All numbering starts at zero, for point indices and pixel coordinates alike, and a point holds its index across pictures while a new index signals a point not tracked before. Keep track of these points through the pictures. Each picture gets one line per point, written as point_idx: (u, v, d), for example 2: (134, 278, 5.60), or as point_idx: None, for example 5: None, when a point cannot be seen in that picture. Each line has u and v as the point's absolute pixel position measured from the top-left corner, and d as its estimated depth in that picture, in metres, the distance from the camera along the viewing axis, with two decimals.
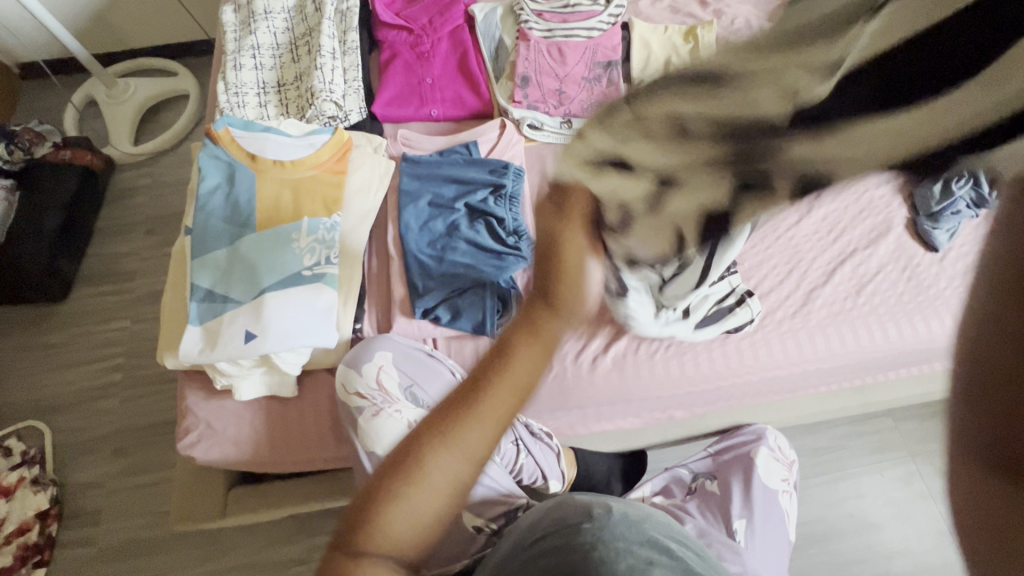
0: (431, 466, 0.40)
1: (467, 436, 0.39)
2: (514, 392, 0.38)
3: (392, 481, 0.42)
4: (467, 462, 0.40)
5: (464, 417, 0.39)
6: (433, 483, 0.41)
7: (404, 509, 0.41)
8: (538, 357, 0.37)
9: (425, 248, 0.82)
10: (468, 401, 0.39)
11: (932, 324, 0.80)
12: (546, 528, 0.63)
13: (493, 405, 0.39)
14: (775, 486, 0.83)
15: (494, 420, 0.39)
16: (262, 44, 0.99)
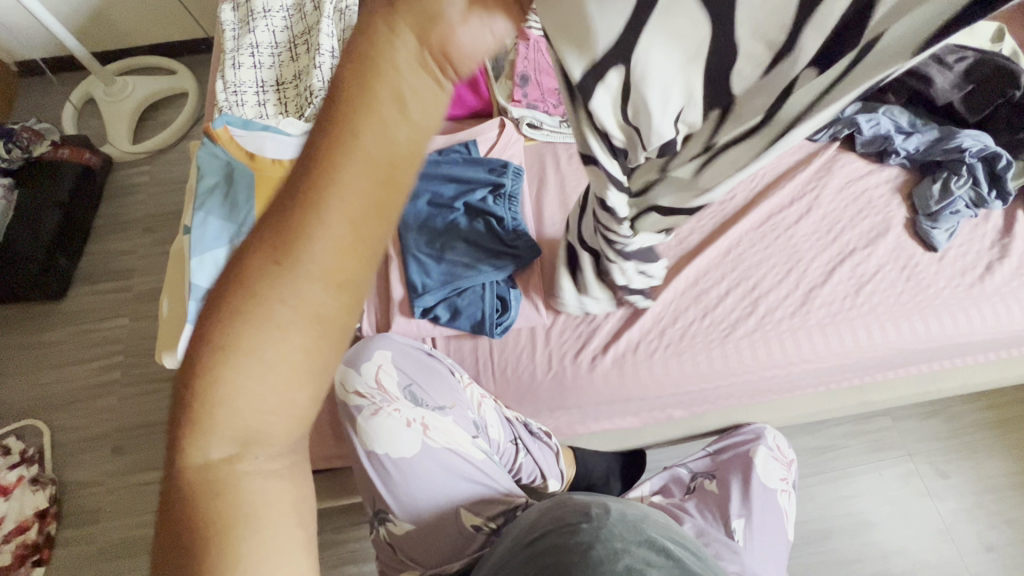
0: (272, 317, 0.27)
1: (314, 255, 0.27)
2: (368, 174, 0.27)
3: (213, 360, 0.28)
4: (328, 296, 0.27)
5: (299, 229, 0.27)
6: (273, 347, 0.27)
7: (247, 397, 0.28)
8: (389, 124, 0.27)
9: (424, 247, 0.82)
10: (283, 243, 0.27)
11: (930, 324, 0.80)
12: (544, 527, 0.63)
13: (339, 197, 0.27)
14: (774, 485, 0.83)
15: (351, 217, 0.27)
16: (261, 42, 0.98)
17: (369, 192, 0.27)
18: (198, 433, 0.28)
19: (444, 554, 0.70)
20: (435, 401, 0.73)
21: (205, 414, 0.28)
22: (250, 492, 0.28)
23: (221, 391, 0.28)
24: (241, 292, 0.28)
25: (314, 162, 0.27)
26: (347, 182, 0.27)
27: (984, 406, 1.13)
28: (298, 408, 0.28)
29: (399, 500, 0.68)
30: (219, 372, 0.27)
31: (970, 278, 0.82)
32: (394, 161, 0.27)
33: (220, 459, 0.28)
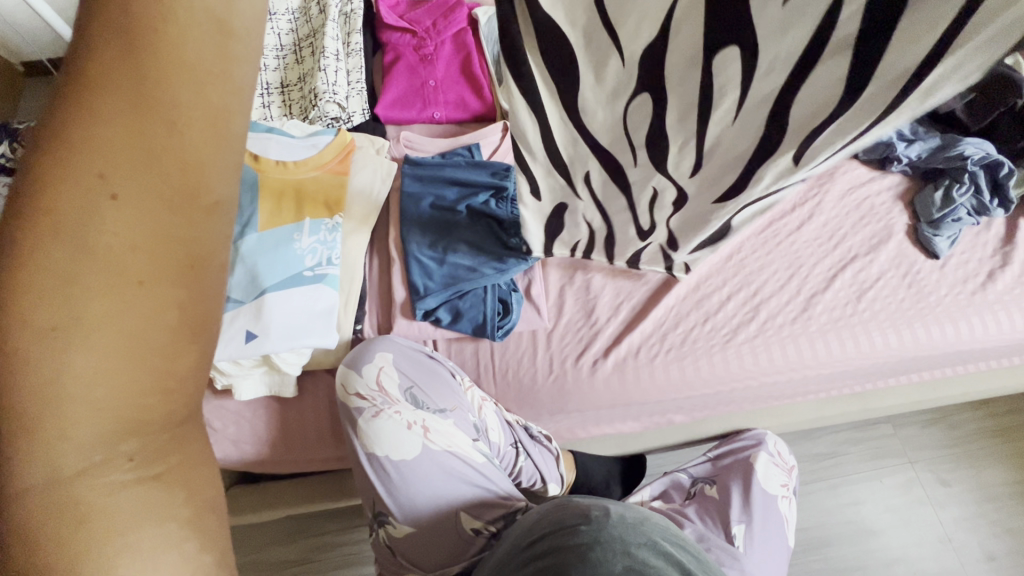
0: (115, 282, 0.24)
1: (153, 201, 0.25)
2: (184, 102, 0.25)
3: (38, 357, 0.24)
4: (180, 235, 0.25)
5: (122, 175, 0.25)
6: (117, 311, 0.24)
7: (88, 385, 0.24)
8: (181, 37, 0.25)
9: (427, 250, 0.82)
10: (104, 216, 0.24)
11: (932, 331, 0.80)
12: (544, 528, 0.63)
13: (159, 126, 0.25)
14: (774, 492, 0.83)
15: (181, 147, 0.25)
16: (267, 46, 0.99)
17: (190, 120, 0.25)
18: (29, 446, 0.25)
19: (445, 555, 0.70)
20: (435, 404, 0.73)
21: (38, 424, 0.25)
22: (117, 490, 0.26)
23: (50, 382, 0.24)
24: (53, 276, 0.24)
25: (110, 107, 0.24)
26: (169, 144, 0.25)
27: (985, 415, 1.13)
28: (156, 380, 0.26)
29: (400, 503, 0.68)
30: (34, 368, 0.24)
31: (971, 286, 0.82)
32: (205, 72, 0.25)
33: (78, 468, 0.25)
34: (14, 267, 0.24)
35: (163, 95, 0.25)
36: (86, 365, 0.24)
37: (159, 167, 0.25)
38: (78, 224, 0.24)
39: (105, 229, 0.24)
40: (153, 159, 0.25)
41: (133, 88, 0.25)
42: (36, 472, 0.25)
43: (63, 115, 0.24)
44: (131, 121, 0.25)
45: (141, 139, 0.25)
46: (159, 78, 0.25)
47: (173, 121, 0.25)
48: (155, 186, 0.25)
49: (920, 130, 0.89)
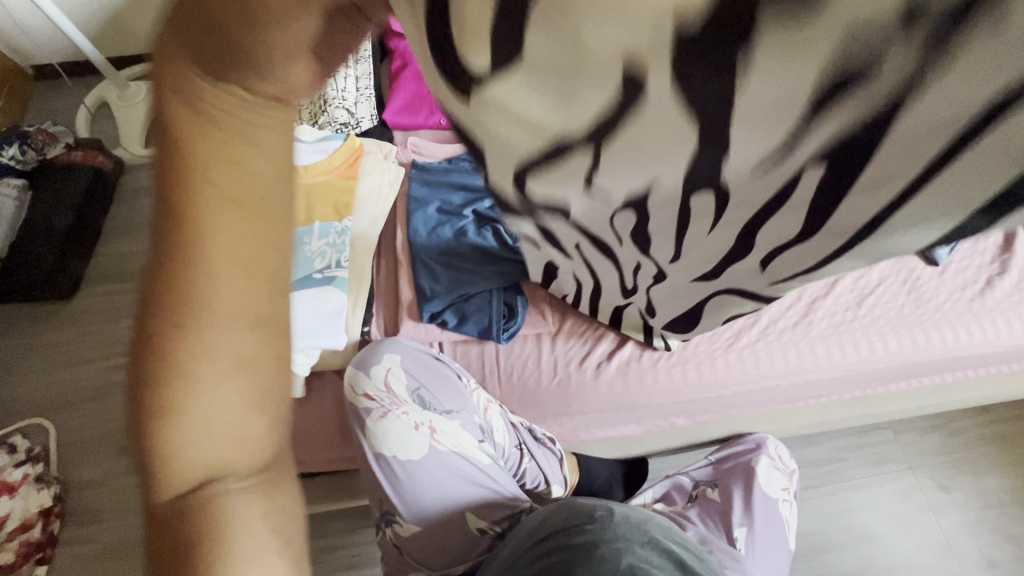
0: (209, 378, 0.25)
1: (232, 302, 0.24)
2: (256, 205, 0.24)
3: (153, 440, 0.26)
4: (248, 332, 0.25)
5: (203, 281, 0.24)
6: (204, 404, 0.25)
7: (194, 457, 0.26)
8: (242, 144, 0.23)
9: (432, 254, 0.83)
10: (193, 324, 0.24)
11: (931, 337, 0.81)
12: (550, 527, 0.64)
13: (215, 232, 0.23)
14: (775, 495, 0.84)
15: (241, 252, 0.24)
16: None
17: (263, 227, 0.24)
18: (162, 497, 0.27)
19: (451, 554, 0.71)
20: (443, 405, 0.74)
21: (164, 464, 0.26)
22: (236, 500, 0.27)
23: (169, 453, 0.26)
24: (158, 379, 0.25)
25: (186, 217, 0.23)
26: (248, 246, 0.24)
27: (986, 421, 1.14)
28: (250, 443, 0.27)
29: (407, 502, 0.69)
30: (153, 446, 0.26)
31: (970, 293, 0.83)
32: (276, 173, 0.24)
33: (186, 504, 0.26)
34: (138, 367, 0.25)
35: (241, 201, 0.24)
36: (188, 449, 0.26)
37: (238, 271, 0.24)
38: (171, 329, 0.24)
39: (194, 334, 0.24)
40: (234, 263, 0.24)
41: (205, 196, 0.23)
42: (164, 505, 0.27)
43: (160, 224, 0.24)
44: (213, 230, 0.24)
45: (218, 250, 0.24)
46: (231, 186, 0.23)
47: (250, 225, 0.24)
48: (235, 288, 0.24)
49: None
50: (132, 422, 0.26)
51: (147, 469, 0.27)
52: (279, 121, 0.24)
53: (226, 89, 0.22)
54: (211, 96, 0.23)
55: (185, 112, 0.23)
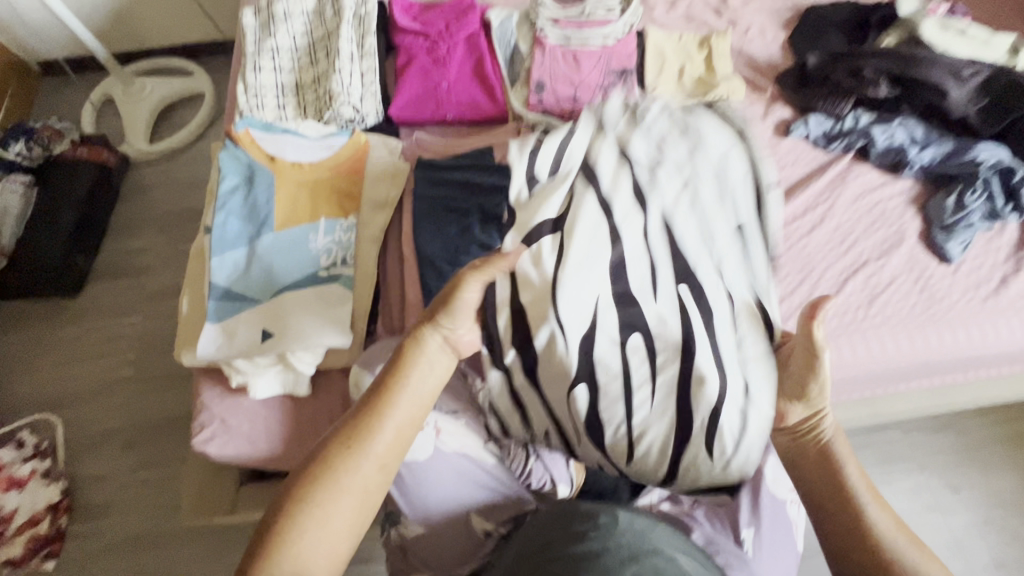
0: (363, 478, 0.53)
1: (387, 447, 0.55)
2: (412, 406, 0.57)
3: (314, 499, 0.51)
4: (371, 478, 0.53)
5: (380, 431, 0.55)
6: (337, 511, 0.51)
7: (328, 516, 0.51)
8: (418, 378, 0.58)
9: (439, 252, 0.82)
10: (368, 444, 0.54)
11: (944, 336, 0.80)
12: (554, 533, 0.63)
13: (386, 423, 0.55)
14: (784, 496, 0.82)
15: (390, 437, 0.55)
16: (281, 47, 0.99)
17: (410, 419, 0.57)
18: (287, 535, 0.49)
19: (456, 554, 0.70)
20: (447, 406, 0.74)
21: (307, 515, 0.50)
22: (329, 552, 0.50)
23: (317, 510, 0.51)
24: (335, 465, 0.52)
25: (385, 402, 0.56)
26: (400, 422, 0.56)
27: (996, 420, 1.12)
28: (357, 520, 0.53)
29: (410, 499, 0.70)
30: (309, 504, 0.51)
31: (984, 291, 0.83)
32: (424, 395, 0.58)
33: (306, 544, 0.49)
34: (326, 458, 0.53)
35: (408, 399, 0.57)
36: (327, 513, 0.51)
37: (393, 433, 0.55)
38: (353, 446, 0.53)
39: (364, 453, 0.53)
40: (395, 429, 0.56)
41: (394, 392, 0.57)
42: (288, 544, 0.49)
43: (367, 400, 0.56)
44: (392, 408, 0.56)
45: (389, 418, 0.55)
46: (407, 392, 0.57)
47: (403, 415, 0.56)
48: (390, 440, 0.55)
49: (931, 136, 0.91)
50: (300, 488, 0.51)
51: (286, 520, 0.50)
52: (435, 372, 0.60)
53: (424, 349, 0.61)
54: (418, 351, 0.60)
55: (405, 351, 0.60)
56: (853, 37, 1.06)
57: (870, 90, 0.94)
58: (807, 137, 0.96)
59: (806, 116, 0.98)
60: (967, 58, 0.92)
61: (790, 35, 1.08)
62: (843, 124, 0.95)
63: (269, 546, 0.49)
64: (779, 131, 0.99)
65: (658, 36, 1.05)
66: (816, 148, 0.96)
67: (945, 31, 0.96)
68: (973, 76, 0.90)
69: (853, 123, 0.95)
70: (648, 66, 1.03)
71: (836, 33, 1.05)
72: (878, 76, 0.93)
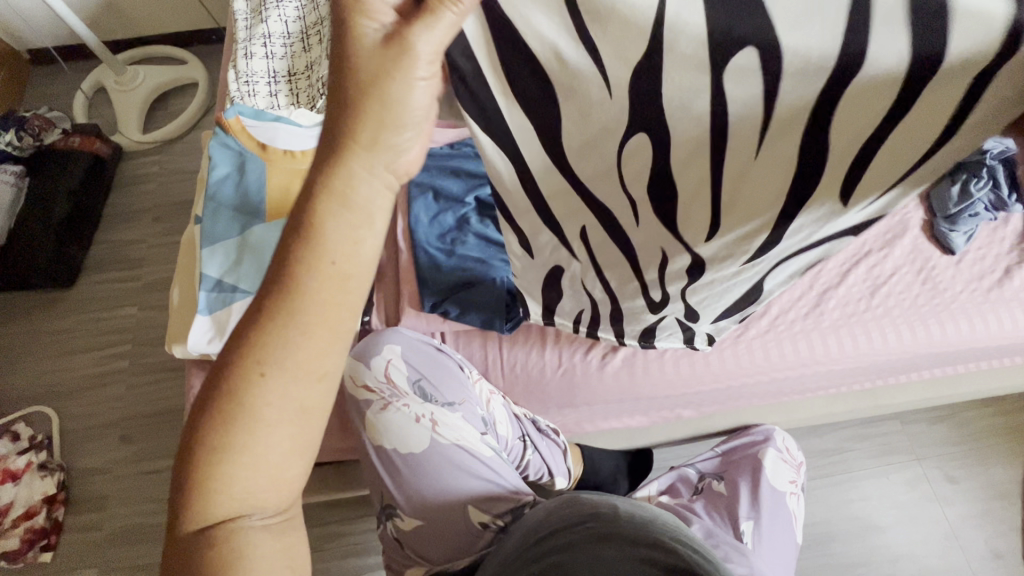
0: (282, 401, 0.38)
1: (308, 349, 0.37)
2: (331, 284, 0.37)
3: (221, 439, 0.37)
4: (302, 398, 0.38)
5: (289, 331, 0.37)
6: (266, 445, 0.38)
7: (248, 459, 0.38)
8: (344, 234, 0.36)
9: (436, 241, 0.82)
10: (274, 348, 0.37)
11: (947, 328, 0.79)
12: (552, 526, 0.63)
13: (302, 328, 0.37)
14: (783, 488, 0.82)
15: (313, 342, 0.37)
16: (273, 33, 0.97)
17: (334, 299, 0.37)
18: (207, 485, 0.38)
19: (452, 548, 0.69)
20: (445, 397, 0.72)
21: (217, 463, 0.38)
22: (263, 498, 0.39)
23: (233, 452, 0.37)
24: (235, 389, 0.37)
25: (288, 287, 0.36)
26: (319, 304, 0.37)
27: (996, 413, 1.12)
28: (291, 453, 0.39)
29: (408, 494, 0.68)
30: (217, 444, 0.37)
31: (987, 283, 0.81)
32: (349, 264, 0.37)
33: (231, 495, 0.38)
34: (222, 379, 0.37)
35: (329, 267, 0.36)
36: (250, 452, 0.38)
37: (316, 323, 0.37)
38: (253, 357, 0.37)
39: (271, 358, 0.37)
40: (318, 320, 0.37)
41: (304, 262, 0.36)
42: (217, 494, 0.38)
43: (275, 281, 0.37)
44: (309, 288, 0.37)
45: (302, 298, 0.36)
46: (323, 255, 0.36)
47: (326, 294, 0.37)
48: (308, 341, 0.37)
49: None
50: (202, 427, 0.38)
51: (196, 466, 0.38)
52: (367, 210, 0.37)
53: (353, 175, 0.36)
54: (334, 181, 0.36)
55: (312, 184, 0.36)
56: None
57: None
58: None
59: None
60: None
61: None
62: None
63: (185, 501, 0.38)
64: None
65: None
66: None
67: None
68: None
69: None
70: None
71: None
72: None
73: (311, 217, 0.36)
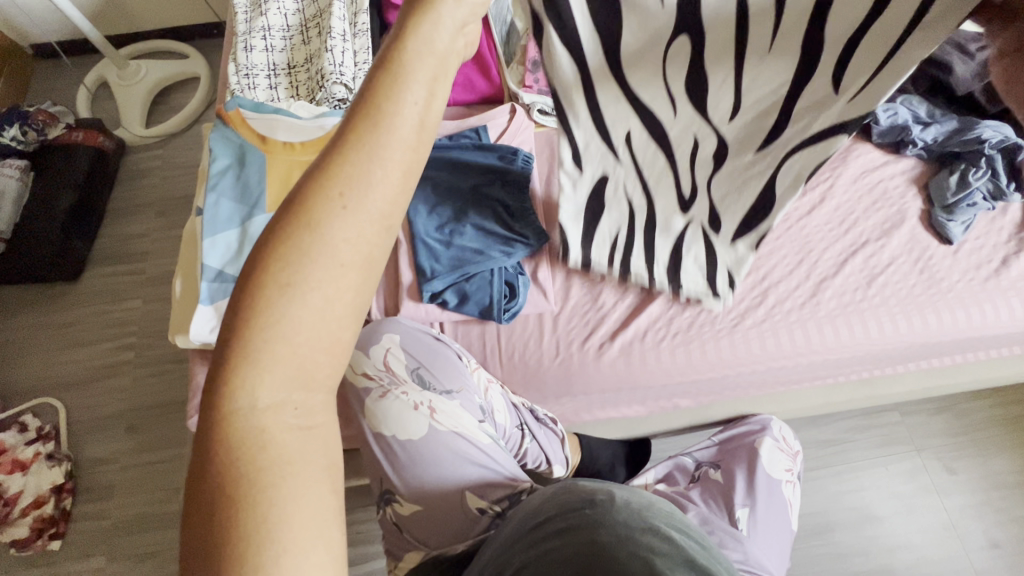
0: (344, 256, 0.32)
1: (379, 197, 0.32)
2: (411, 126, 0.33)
3: (271, 291, 0.31)
4: (376, 245, 0.33)
5: (360, 172, 0.32)
6: (331, 291, 0.32)
7: (299, 319, 0.31)
8: (428, 76, 0.34)
9: (433, 230, 0.83)
10: (343, 190, 0.32)
11: (943, 317, 0.79)
12: (548, 511, 0.65)
13: (388, 157, 0.32)
14: (779, 476, 0.82)
15: (386, 190, 0.32)
16: (273, 26, 0.97)
17: (410, 148, 0.33)
18: (247, 344, 0.31)
19: (450, 533, 0.69)
20: (443, 385, 0.73)
21: (261, 321, 0.31)
22: (304, 377, 0.33)
23: (282, 310, 0.31)
24: (291, 232, 0.31)
25: (366, 123, 0.32)
26: (399, 147, 0.32)
27: (995, 403, 1.12)
28: (345, 325, 0.33)
29: (407, 482, 0.69)
30: (266, 294, 0.31)
31: (985, 272, 0.82)
32: (427, 110, 0.34)
33: (274, 363, 0.32)
34: (278, 220, 0.32)
35: (409, 103, 0.33)
36: (301, 310, 0.31)
37: (392, 170, 0.32)
38: (319, 195, 0.31)
39: (336, 200, 0.32)
40: (396, 165, 0.33)
41: (386, 97, 0.33)
42: (258, 357, 0.31)
43: (350, 118, 0.33)
44: (388, 127, 0.32)
45: (385, 134, 0.32)
46: (407, 92, 0.33)
47: (406, 138, 0.33)
48: (382, 187, 0.32)
49: (937, 114, 0.89)
50: (250, 274, 0.32)
51: (237, 323, 0.31)
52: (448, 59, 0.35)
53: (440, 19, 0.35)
54: (421, 24, 0.34)
55: (398, 27, 0.34)
56: None
57: None
58: None
59: None
60: None
61: None
62: None
63: (221, 365, 0.32)
64: None
65: None
66: None
67: None
68: None
69: None
70: None
71: None
72: None
73: (398, 50, 0.34)
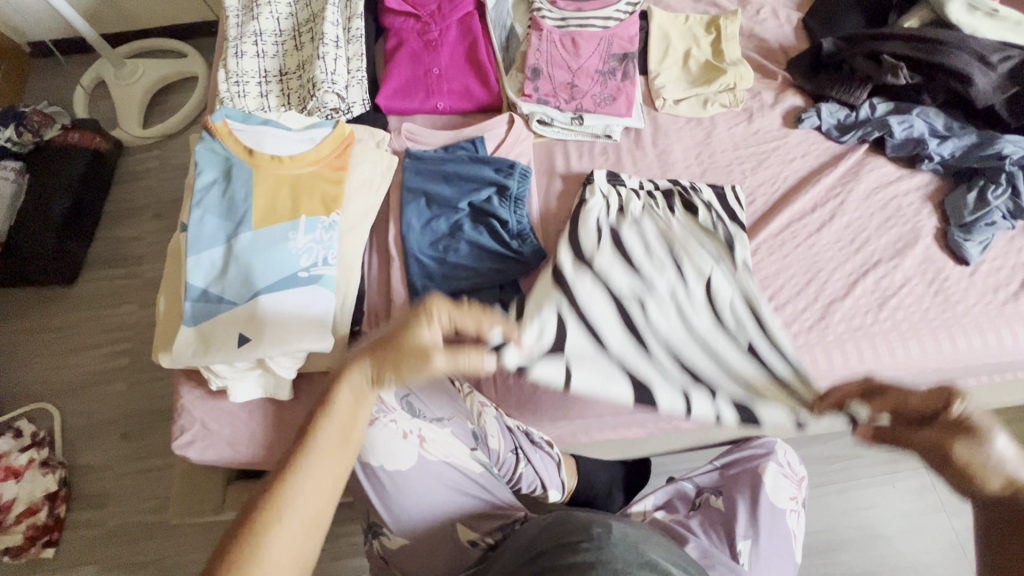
0: (300, 510, 0.50)
1: (323, 473, 0.52)
2: (341, 433, 0.54)
3: (247, 539, 0.48)
4: (320, 510, 0.52)
5: (312, 459, 0.52)
6: (281, 551, 0.49)
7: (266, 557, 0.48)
8: (358, 403, 0.56)
9: (426, 247, 0.80)
10: (299, 474, 0.51)
11: (958, 343, 0.76)
12: (544, 544, 0.61)
13: (330, 448, 0.53)
14: (783, 505, 0.79)
15: (327, 468, 0.53)
16: (265, 30, 0.94)
17: (339, 447, 0.54)
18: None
19: (441, 567, 0.67)
20: (433, 413, 0.70)
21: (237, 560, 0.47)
22: None
23: (252, 554, 0.48)
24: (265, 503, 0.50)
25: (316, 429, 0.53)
26: (334, 445, 0.54)
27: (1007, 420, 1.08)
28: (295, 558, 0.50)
29: (396, 514, 0.66)
30: (242, 544, 0.48)
31: (1003, 295, 0.78)
32: (354, 425, 0.55)
33: None
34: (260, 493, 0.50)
35: (345, 419, 0.55)
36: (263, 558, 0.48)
37: (330, 459, 0.53)
38: (284, 476, 0.51)
39: (296, 478, 0.51)
40: (333, 456, 0.53)
41: (332, 411, 0.54)
42: None
43: (307, 426, 0.54)
44: (329, 432, 0.53)
45: (325, 439, 0.53)
46: (344, 411, 0.55)
47: (340, 440, 0.54)
48: (322, 472, 0.52)
49: (954, 127, 0.86)
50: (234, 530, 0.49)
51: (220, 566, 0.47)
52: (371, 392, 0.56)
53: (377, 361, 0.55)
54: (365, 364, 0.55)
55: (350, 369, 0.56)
56: (870, 17, 1.00)
57: (889, 77, 0.87)
58: (820, 127, 0.91)
59: (818, 104, 0.93)
60: (997, 41, 0.86)
61: (804, 15, 1.01)
62: (858, 113, 0.90)
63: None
64: (789, 119, 0.93)
65: (662, 18, 1.00)
66: (829, 139, 0.91)
67: (973, 12, 0.90)
68: (1002, 62, 0.84)
69: (870, 113, 0.89)
70: (650, 51, 0.98)
71: (854, 13, 0.99)
72: (897, 61, 0.87)
73: (342, 388, 0.55)
